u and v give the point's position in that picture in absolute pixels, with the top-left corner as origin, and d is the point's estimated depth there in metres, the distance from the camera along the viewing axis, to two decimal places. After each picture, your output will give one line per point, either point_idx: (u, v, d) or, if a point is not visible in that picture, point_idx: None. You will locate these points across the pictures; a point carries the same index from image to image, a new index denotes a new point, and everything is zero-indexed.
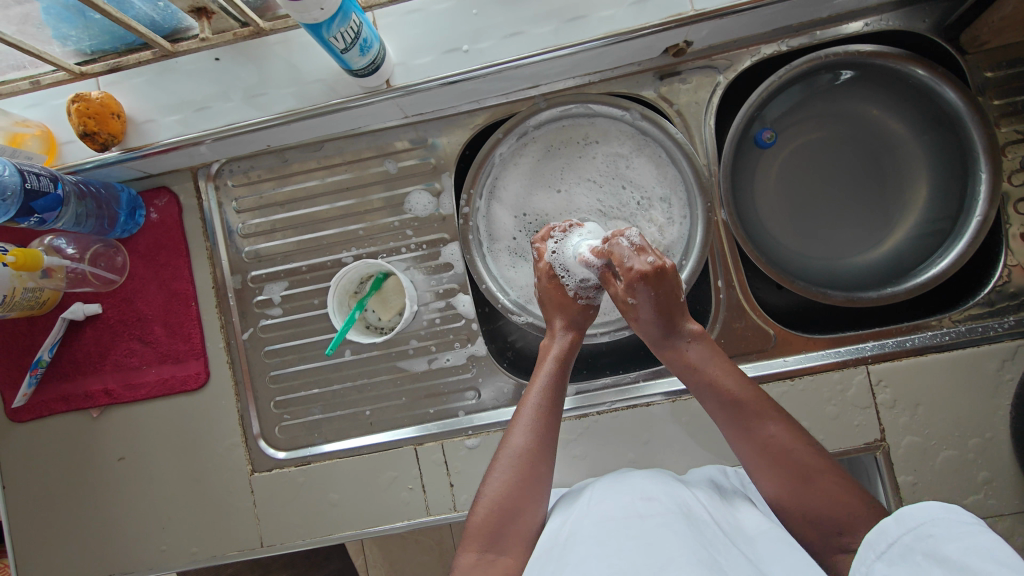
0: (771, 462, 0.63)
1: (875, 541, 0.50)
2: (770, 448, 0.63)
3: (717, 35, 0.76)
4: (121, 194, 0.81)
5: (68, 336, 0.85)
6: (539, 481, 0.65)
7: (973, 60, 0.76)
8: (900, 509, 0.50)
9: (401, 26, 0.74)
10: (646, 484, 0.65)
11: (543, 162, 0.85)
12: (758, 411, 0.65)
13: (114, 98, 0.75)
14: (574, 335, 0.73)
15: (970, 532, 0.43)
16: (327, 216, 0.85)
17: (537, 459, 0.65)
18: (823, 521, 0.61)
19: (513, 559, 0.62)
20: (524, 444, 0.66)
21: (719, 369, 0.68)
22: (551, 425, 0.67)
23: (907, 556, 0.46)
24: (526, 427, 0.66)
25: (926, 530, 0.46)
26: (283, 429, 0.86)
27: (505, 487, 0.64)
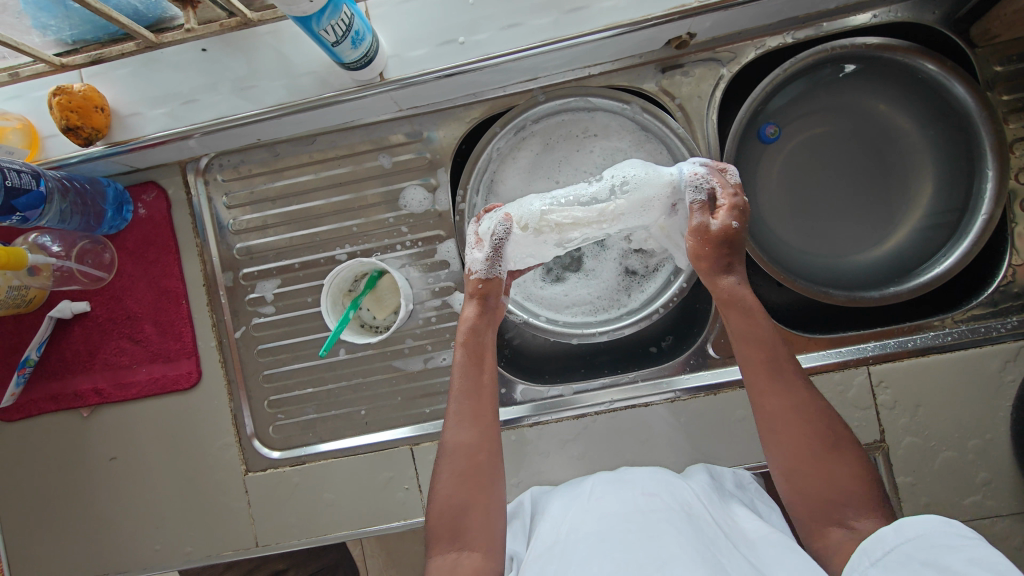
0: (778, 431, 0.60)
1: (871, 547, 0.50)
2: (803, 405, 0.60)
3: (720, 27, 0.73)
4: (107, 189, 0.79)
5: (56, 334, 0.83)
6: (484, 471, 0.63)
7: (982, 54, 0.74)
8: (899, 518, 0.49)
9: (395, 17, 0.71)
10: (649, 482, 0.65)
11: (542, 158, 0.83)
12: (776, 370, 0.61)
13: (97, 90, 0.72)
14: (482, 304, 0.70)
15: (974, 546, 0.43)
16: (321, 212, 0.83)
17: (478, 451, 0.63)
18: (832, 491, 0.57)
19: (477, 554, 0.60)
20: (459, 438, 0.64)
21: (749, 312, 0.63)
22: (481, 408, 0.65)
23: (903, 564, 0.46)
24: (455, 421, 0.64)
25: (927, 541, 0.46)
26: (278, 428, 0.84)
27: (455, 488, 0.62)
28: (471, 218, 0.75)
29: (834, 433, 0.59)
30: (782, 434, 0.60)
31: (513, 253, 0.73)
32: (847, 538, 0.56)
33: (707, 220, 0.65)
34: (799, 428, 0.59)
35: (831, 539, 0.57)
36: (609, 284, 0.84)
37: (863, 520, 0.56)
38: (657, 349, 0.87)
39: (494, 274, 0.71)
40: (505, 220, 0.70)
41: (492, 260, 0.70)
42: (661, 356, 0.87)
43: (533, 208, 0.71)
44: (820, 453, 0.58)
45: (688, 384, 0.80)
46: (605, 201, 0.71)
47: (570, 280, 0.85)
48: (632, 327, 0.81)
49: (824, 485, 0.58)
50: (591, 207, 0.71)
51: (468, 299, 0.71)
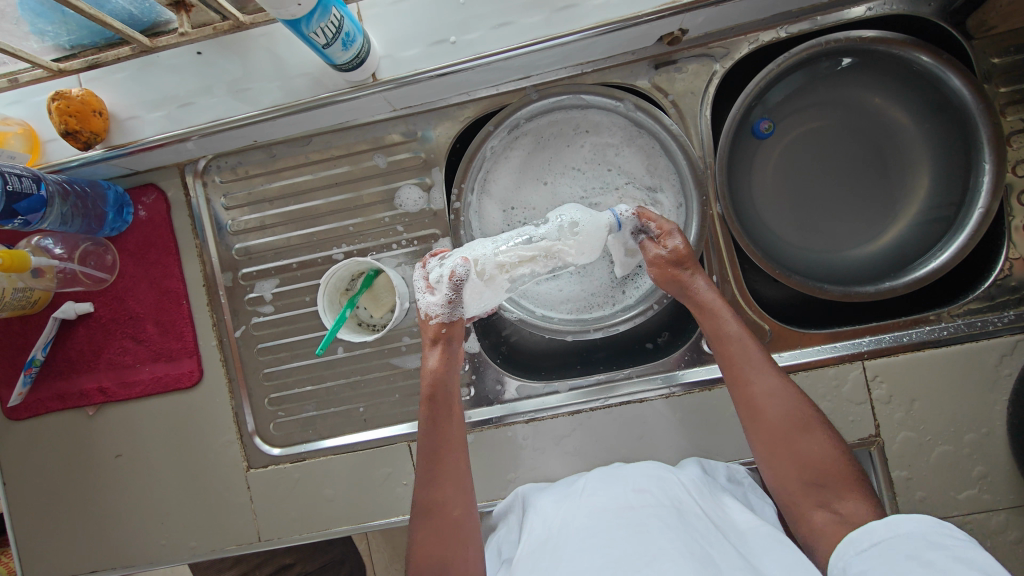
0: (756, 418, 0.65)
1: (854, 538, 0.55)
2: (774, 392, 0.64)
3: (713, 23, 0.73)
4: (107, 192, 0.81)
5: (62, 334, 0.85)
6: (457, 526, 0.65)
7: (979, 46, 0.73)
8: (887, 514, 0.54)
9: (387, 17, 0.72)
10: (641, 476, 0.66)
11: (535, 156, 0.84)
12: (753, 364, 0.66)
13: (95, 94, 0.73)
14: (444, 350, 0.71)
15: (960, 547, 0.48)
16: (318, 212, 0.84)
17: (452, 510, 0.65)
18: (813, 470, 0.61)
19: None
20: (430, 497, 0.66)
21: (727, 317, 0.69)
22: (450, 463, 0.67)
23: (886, 554, 0.51)
24: (422, 480, 0.67)
25: (911, 536, 0.50)
26: (278, 425, 0.86)
27: (432, 540, 0.64)
28: (417, 262, 0.73)
29: (808, 417, 0.63)
30: (760, 424, 0.64)
31: (472, 297, 0.71)
32: (832, 520, 0.59)
33: (660, 250, 0.72)
34: (776, 419, 0.64)
35: (816, 522, 0.60)
36: (596, 281, 0.84)
37: (846, 503, 0.59)
38: (653, 345, 0.88)
39: (455, 317, 0.71)
40: (464, 263, 0.68)
41: (454, 304, 0.70)
42: (657, 352, 0.87)
43: (487, 254, 0.70)
44: (796, 438, 0.63)
45: (683, 380, 0.80)
46: (551, 238, 0.71)
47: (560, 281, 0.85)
48: (626, 323, 0.82)
49: (805, 468, 0.62)
50: (536, 243, 0.71)
51: (428, 345, 0.71)
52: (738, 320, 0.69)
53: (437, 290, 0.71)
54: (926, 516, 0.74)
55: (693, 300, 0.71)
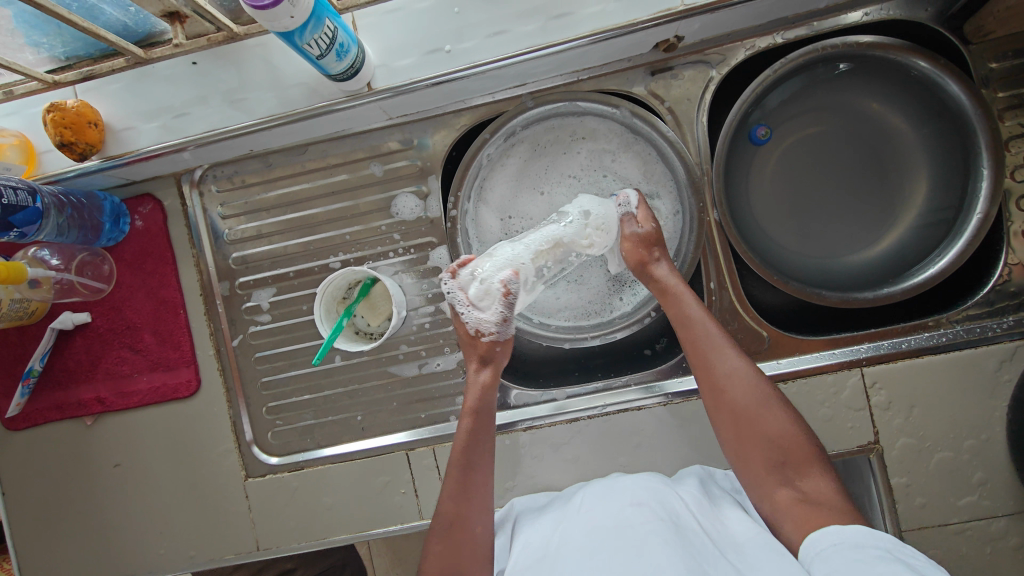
0: (720, 399, 0.67)
1: (811, 543, 0.56)
2: (735, 374, 0.66)
3: (709, 29, 0.73)
4: (103, 203, 0.81)
5: (59, 344, 0.85)
6: (475, 543, 0.65)
7: (976, 51, 0.73)
8: (849, 522, 0.56)
9: (381, 26, 0.71)
10: (638, 489, 0.65)
11: (532, 164, 0.84)
12: (716, 346, 0.68)
13: (91, 106, 0.73)
14: (494, 366, 0.72)
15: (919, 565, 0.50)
16: (315, 221, 0.84)
17: (466, 522, 0.65)
18: (774, 449, 0.63)
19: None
20: (454, 509, 0.66)
21: (693, 304, 0.71)
22: (478, 481, 0.67)
23: (845, 555, 0.52)
24: (452, 494, 0.66)
25: (871, 545, 0.52)
26: (276, 435, 0.86)
27: (448, 548, 0.64)
28: (444, 275, 0.71)
29: (769, 397, 0.66)
30: (725, 407, 0.66)
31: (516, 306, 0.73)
32: (795, 497, 0.61)
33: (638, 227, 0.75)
34: (739, 399, 0.66)
35: (779, 500, 0.62)
36: (592, 287, 0.85)
37: (808, 481, 0.62)
38: (651, 352, 0.87)
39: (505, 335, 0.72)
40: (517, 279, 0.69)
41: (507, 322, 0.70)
42: (655, 359, 0.87)
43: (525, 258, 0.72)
44: (759, 419, 0.64)
45: (681, 387, 0.80)
46: (575, 232, 0.74)
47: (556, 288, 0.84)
48: (624, 330, 0.82)
49: (766, 446, 0.64)
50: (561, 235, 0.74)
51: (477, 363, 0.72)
52: (701, 306, 0.71)
53: (485, 307, 0.70)
54: (926, 523, 0.74)
55: (654, 284, 0.73)
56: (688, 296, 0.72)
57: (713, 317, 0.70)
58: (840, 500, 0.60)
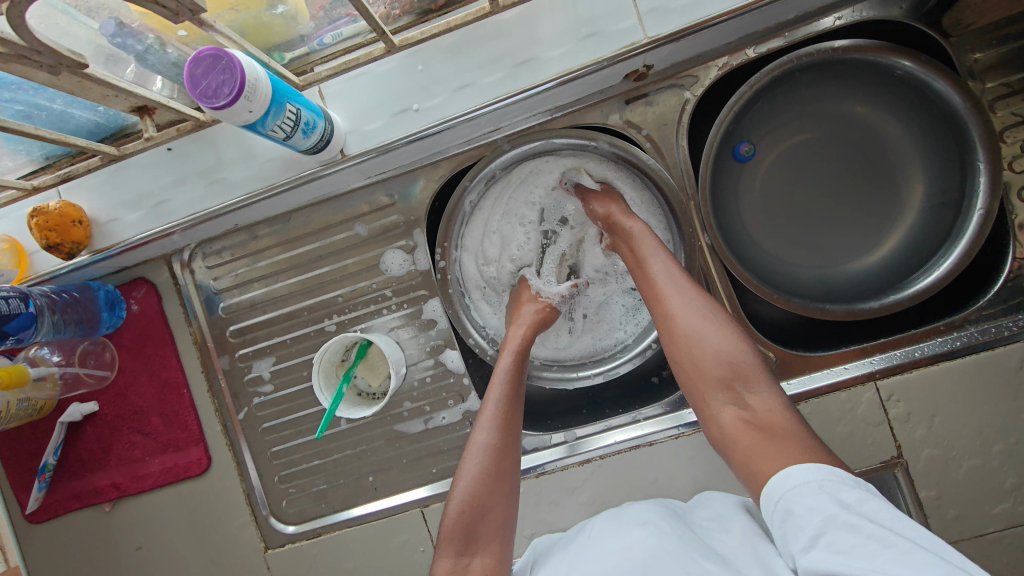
0: (675, 325, 0.67)
1: (764, 499, 0.55)
2: (690, 296, 0.68)
3: (677, 54, 0.71)
4: (98, 293, 0.81)
5: (70, 435, 0.86)
6: (506, 477, 0.65)
7: (957, 43, 0.71)
8: (787, 466, 0.55)
9: (347, 92, 0.71)
10: (647, 512, 0.68)
11: (517, 203, 0.82)
12: (671, 275, 0.70)
13: (74, 203, 0.74)
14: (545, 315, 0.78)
15: (864, 502, 0.50)
16: (306, 287, 0.84)
17: (504, 452, 0.66)
18: (727, 370, 0.64)
19: (489, 559, 0.61)
20: (491, 439, 0.66)
21: (650, 245, 0.73)
22: (515, 415, 0.69)
23: (796, 513, 0.52)
24: (491, 423, 0.67)
25: (815, 489, 0.52)
26: (291, 503, 0.85)
27: (479, 483, 0.64)
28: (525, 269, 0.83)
29: (724, 318, 0.67)
30: (680, 332, 0.67)
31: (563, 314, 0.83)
32: (739, 416, 0.62)
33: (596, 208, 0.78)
34: (696, 320, 0.67)
35: (723, 420, 0.63)
36: (609, 321, 0.84)
37: (755, 397, 0.63)
38: (658, 379, 0.85)
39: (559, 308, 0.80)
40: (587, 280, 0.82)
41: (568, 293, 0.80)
42: (663, 386, 0.85)
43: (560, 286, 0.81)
44: (711, 340, 0.65)
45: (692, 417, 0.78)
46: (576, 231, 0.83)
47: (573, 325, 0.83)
48: (628, 363, 0.82)
49: (715, 366, 0.64)
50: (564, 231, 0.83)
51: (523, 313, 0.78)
52: (661, 254, 0.72)
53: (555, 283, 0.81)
54: (962, 536, 0.71)
55: (622, 230, 0.75)
56: (645, 237, 0.73)
57: (670, 256, 0.72)
58: (784, 416, 0.61)
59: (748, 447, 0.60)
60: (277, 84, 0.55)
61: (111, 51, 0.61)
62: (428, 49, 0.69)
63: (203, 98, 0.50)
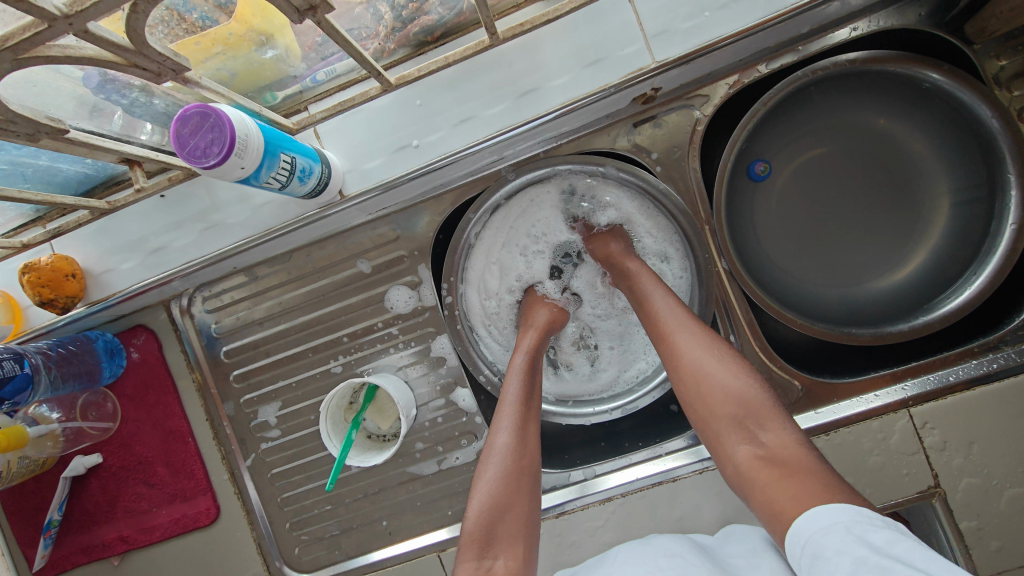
0: (677, 361, 0.63)
1: (790, 546, 0.50)
2: (690, 325, 0.64)
3: (687, 75, 0.68)
4: (96, 343, 0.79)
5: (75, 488, 0.84)
6: (527, 476, 0.62)
7: (982, 50, 0.67)
8: (812, 507, 0.50)
9: (343, 130, 0.68)
10: (671, 543, 0.65)
11: (524, 234, 0.79)
12: (671, 308, 0.66)
13: (67, 256, 0.72)
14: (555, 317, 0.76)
15: (897, 544, 0.44)
16: (309, 328, 0.81)
17: (525, 455, 0.63)
18: (737, 401, 0.59)
19: (512, 561, 0.57)
20: (510, 439, 0.63)
21: (650, 281, 0.70)
22: (531, 420, 0.66)
23: (823, 559, 0.46)
24: (510, 425, 0.64)
25: (840, 530, 0.47)
26: (304, 550, 0.83)
27: (502, 486, 0.60)
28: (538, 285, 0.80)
29: (728, 350, 0.62)
30: (686, 368, 0.62)
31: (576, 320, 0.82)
32: (755, 454, 0.56)
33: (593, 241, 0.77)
34: (695, 351, 0.62)
35: (740, 460, 0.57)
36: (632, 351, 0.81)
37: (770, 432, 0.57)
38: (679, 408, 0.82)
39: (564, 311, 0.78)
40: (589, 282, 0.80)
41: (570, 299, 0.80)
42: (684, 415, 0.81)
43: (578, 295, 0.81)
44: (719, 374, 0.60)
45: None
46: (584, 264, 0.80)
47: (597, 354, 0.82)
48: (648, 396, 0.79)
49: (725, 403, 0.59)
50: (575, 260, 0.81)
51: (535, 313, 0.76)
52: (661, 289, 0.68)
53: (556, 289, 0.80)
54: (1006, 569, 0.67)
55: (619, 270, 0.73)
56: (645, 275, 0.71)
57: (671, 294, 0.68)
58: (801, 452, 0.55)
59: (765, 486, 0.54)
60: (269, 134, 0.53)
61: (93, 101, 0.56)
62: (426, 83, 0.66)
63: (191, 159, 0.48)
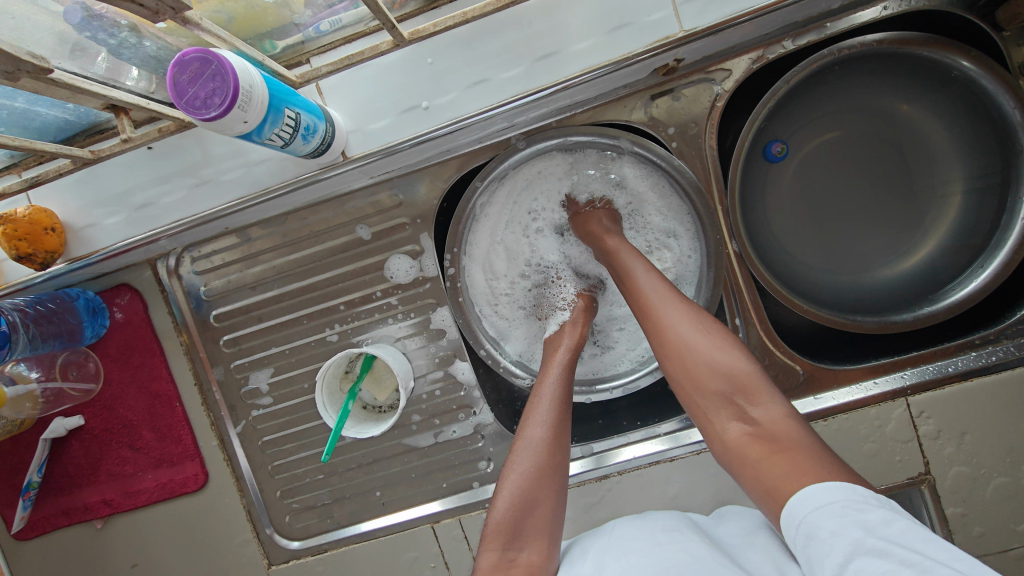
0: (660, 336, 0.60)
1: (785, 526, 0.48)
2: (672, 298, 0.62)
3: (711, 47, 0.65)
4: (76, 302, 0.75)
5: (55, 450, 0.81)
6: (558, 472, 0.61)
7: (1010, 38, 0.65)
8: (805, 486, 0.48)
9: (348, 86, 0.64)
10: (669, 520, 0.65)
11: (529, 209, 0.77)
12: (653, 286, 0.63)
13: (46, 208, 0.67)
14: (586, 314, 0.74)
15: (894, 524, 0.43)
16: (304, 295, 0.78)
17: (557, 449, 0.61)
18: (720, 379, 0.57)
19: (535, 555, 0.57)
20: (545, 435, 0.62)
21: (631, 255, 0.67)
22: (566, 412, 0.64)
23: (817, 541, 0.45)
24: (543, 419, 0.63)
25: (837, 510, 0.45)
26: (295, 518, 0.82)
27: (529, 482, 0.60)
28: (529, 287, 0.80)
29: (719, 330, 0.60)
30: (670, 345, 0.59)
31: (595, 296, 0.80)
32: (743, 430, 0.55)
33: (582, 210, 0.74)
34: (681, 328, 0.59)
35: (727, 436, 0.56)
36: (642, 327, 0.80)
37: (759, 408, 0.55)
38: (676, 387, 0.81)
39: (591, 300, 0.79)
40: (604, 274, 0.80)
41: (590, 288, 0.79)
42: None
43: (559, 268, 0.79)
44: (707, 352, 0.58)
45: None
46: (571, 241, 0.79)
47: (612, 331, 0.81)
48: (647, 376, 0.78)
49: (710, 378, 0.57)
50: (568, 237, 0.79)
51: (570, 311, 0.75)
52: (641, 262, 0.66)
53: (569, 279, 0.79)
54: (985, 552, 0.70)
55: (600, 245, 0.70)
56: (624, 249, 0.68)
57: (652, 267, 0.66)
58: (793, 426, 0.54)
59: (756, 463, 0.53)
60: (275, 87, 0.49)
61: (75, 39, 0.51)
62: (439, 40, 0.62)
63: (190, 109, 0.44)
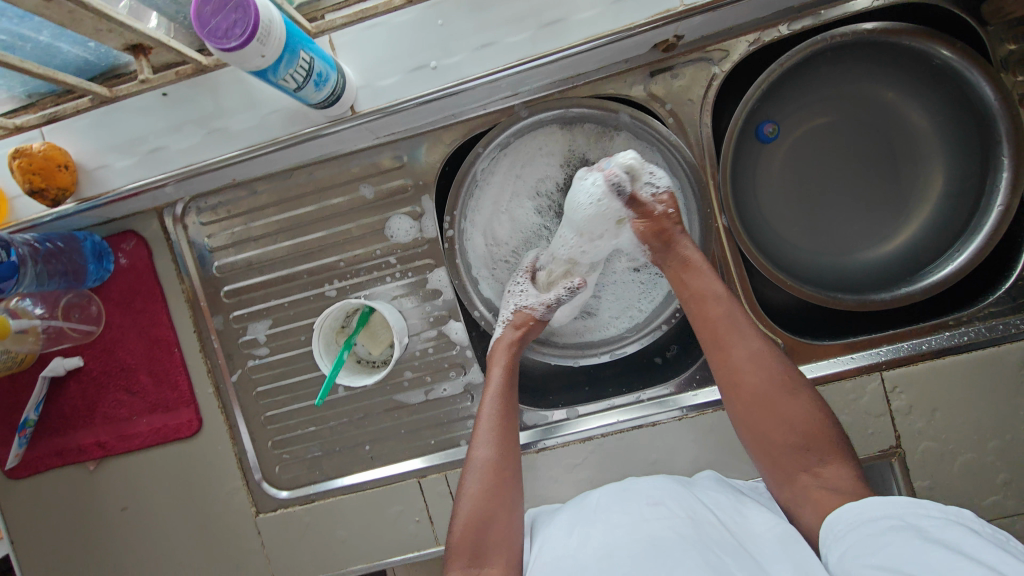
0: (738, 382, 0.65)
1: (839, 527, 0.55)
2: (748, 343, 0.65)
3: (710, 26, 0.68)
4: (83, 243, 0.77)
5: (53, 390, 0.82)
6: (508, 488, 0.65)
7: (994, 32, 0.68)
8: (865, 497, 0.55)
9: (361, 43, 0.67)
10: (655, 489, 0.63)
11: (527, 176, 0.80)
12: (732, 325, 0.67)
13: (60, 146, 0.69)
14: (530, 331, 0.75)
15: (944, 530, 0.48)
16: (305, 249, 0.80)
17: (502, 466, 0.66)
18: (794, 427, 0.62)
19: (497, 568, 0.61)
20: (487, 454, 0.66)
21: (707, 279, 0.69)
22: (508, 427, 0.69)
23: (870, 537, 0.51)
24: (487, 439, 0.67)
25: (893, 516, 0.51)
26: (284, 469, 0.84)
27: (481, 503, 0.64)
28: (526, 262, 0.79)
29: (791, 378, 0.64)
30: (751, 391, 0.64)
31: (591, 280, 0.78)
32: (815, 485, 0.60)
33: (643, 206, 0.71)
34: (761, 381, 0.64)
35: (800, 486, 0.61)
36: (631, 296, 0.83)
37: (830, 467, 0.60)
38: (662, 360, 0.85)
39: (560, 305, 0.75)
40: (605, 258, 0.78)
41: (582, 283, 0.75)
42: (667, 366, 0.84)
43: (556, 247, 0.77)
44: (786, 404, 0.62)
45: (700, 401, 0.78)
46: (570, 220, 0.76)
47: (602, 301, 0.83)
48: (633, 343, 0.81)
49: (789, 434, 0.62)
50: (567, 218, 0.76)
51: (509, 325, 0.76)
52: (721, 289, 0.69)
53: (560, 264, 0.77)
54: None
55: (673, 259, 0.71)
56: (705, 277, 0.69)
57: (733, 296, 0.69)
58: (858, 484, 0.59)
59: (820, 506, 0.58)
60: (292, 28, 0.51)
61: None
62: (450, 3, 0.65)
63: (211, 39, 0.47)
